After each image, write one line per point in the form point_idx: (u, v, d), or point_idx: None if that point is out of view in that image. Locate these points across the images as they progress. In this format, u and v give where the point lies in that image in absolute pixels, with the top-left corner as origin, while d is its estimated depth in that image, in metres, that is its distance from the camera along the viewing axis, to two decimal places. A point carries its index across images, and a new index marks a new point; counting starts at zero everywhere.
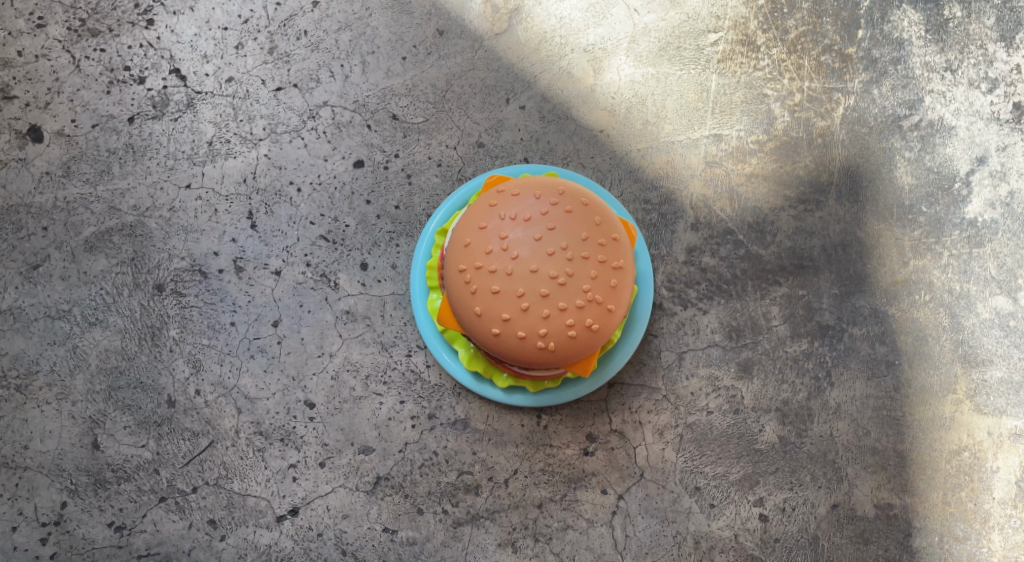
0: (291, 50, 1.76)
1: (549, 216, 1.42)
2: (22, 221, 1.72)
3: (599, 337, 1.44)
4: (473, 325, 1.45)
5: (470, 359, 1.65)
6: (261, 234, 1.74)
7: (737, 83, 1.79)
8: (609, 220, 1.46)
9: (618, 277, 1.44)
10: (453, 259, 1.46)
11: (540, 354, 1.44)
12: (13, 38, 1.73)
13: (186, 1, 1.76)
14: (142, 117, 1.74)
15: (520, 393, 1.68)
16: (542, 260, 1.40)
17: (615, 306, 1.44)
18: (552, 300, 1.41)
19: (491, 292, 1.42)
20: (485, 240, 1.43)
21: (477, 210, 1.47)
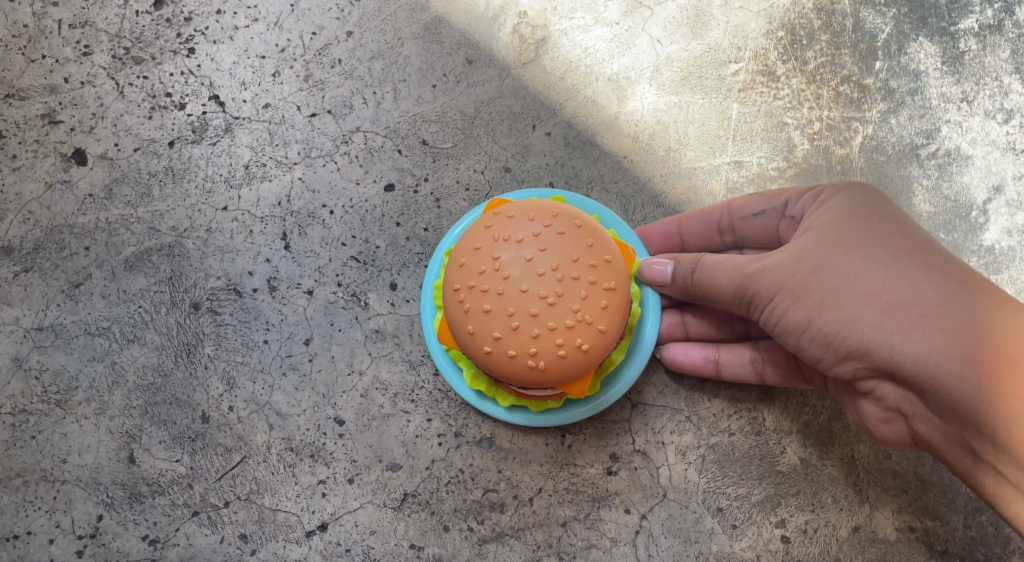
0: (325, 77, 1.82)
1: (541, 238, 1.47)
2: (65, 241, 1.77)
3: (590, 358, 1.47)
4: (467, 345, 1.49)
5: (473, 378, 1.69)
6: (295, 254, 1.79)
7: (757, 112, 1.81)
8: (602, 243, 1.50)
9: (609, 299, 1.47)
10: (449, 277, 1.50)
11: (531, 373, 1.46)
12: (60, 65, 1.80)
13: (225, 30, 1.82)
14: (182, 141, 1.80)
15: (520, 412, 1.70)
16: (532, 280, 1.45)
17: (607, 328, 1.47)
18: (542, 320, 1.44)
19: (483, 311, 1.46)
20: (479, 260, 1.48)
21: (474, 230, 1.51)
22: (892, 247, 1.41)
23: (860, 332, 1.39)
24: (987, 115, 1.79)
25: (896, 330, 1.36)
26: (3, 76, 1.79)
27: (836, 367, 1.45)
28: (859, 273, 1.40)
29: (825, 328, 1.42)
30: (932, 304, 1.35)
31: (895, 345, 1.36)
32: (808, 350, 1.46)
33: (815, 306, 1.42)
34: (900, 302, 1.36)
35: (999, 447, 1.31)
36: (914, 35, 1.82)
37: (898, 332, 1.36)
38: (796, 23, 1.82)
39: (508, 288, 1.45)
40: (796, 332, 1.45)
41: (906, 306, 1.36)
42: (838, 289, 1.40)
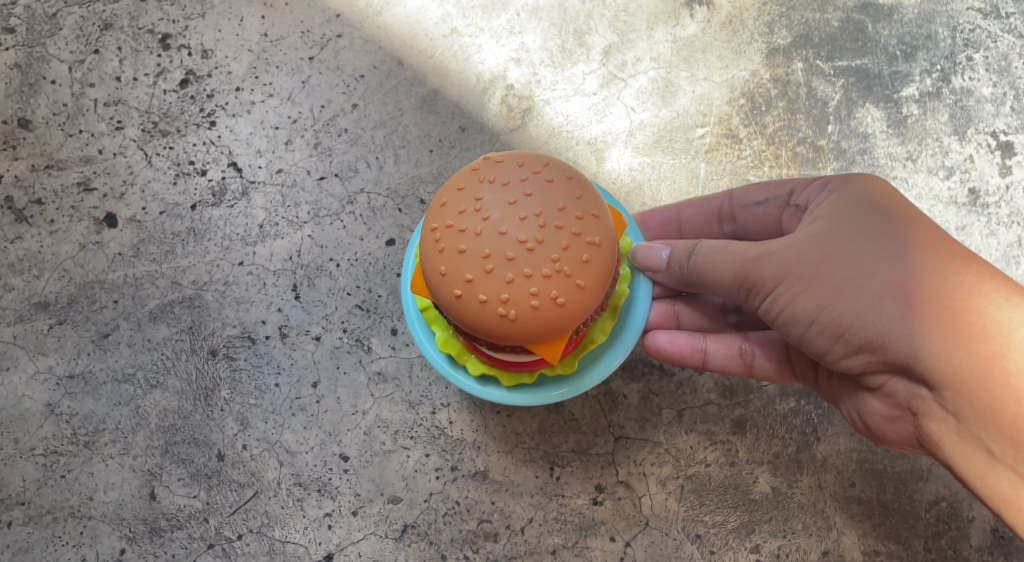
0: (332, 145, 2.00)
1: (527, 184, 1.52)
2: (95, 296, 1.94)
3: (564, 312, 1.49)
4: (438, 286, 1.52)
5: (445, 342, 1.73)
6: (304, 304, 1.96)
7: (723, 171, 1.99)
8: (590, 197, 1.54)
9: (590, 253, 1.50)
10: (429, 218, 1.55)
11: (502, 322, 1.49)
12: (95, 138, 1.98)
13: (244, 105, 2.01)
14: (203, 204, 1.97)
15: (495, 386, 1.73)
16: (512, 224, 1.49)
17: (584, 283, 1.49)
18: (518, 265, 1.48)
19: (458, 251, 1.50)
20: (461, 201, 1.53)
21: (462, 174, 1.57)
22: (910, 242, 1.50)
23: (878, 323, 1.47)
24: (931, 172, 1.97)
25: (915, 323, 1.45)
26: (44, 149, 1.97)
27: (844, 358, 1.54)
28: (879, 267, 1.49)
29: (840, 319, 1.50)
30: (951, 298, 1.44)
31: (910, 336, 1.45)
32: (820, 342, 1.54)
33: (831, 297, 1.51)
34: (918, 295, 1.46)
35: (1015, 442, 1.39)
36: (863, 104, 2.01)
37: (912, 324, 1.45)
38: (755, 92, 2.02)
39: (487, 231, 1.49)
40: (808, 322, 1.54)
41: (924, 299, 1.45)
42: (855, 281, 1.49)
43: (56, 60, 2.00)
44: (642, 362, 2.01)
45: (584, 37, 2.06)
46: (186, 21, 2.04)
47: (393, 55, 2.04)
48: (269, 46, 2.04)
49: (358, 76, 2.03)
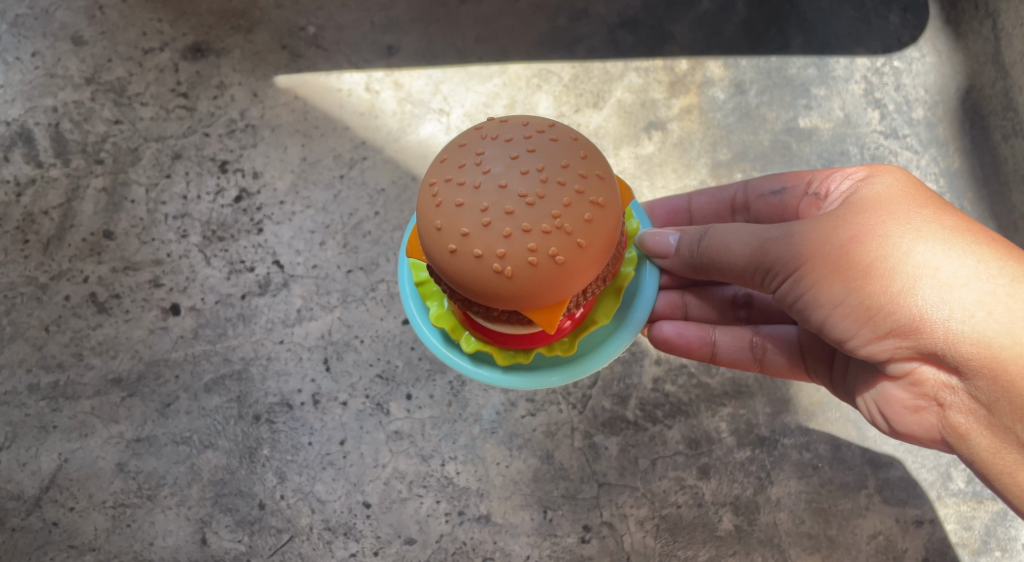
0: (359, 244, 2.41)
1: (529, 143, 1.73)
2: (161, 372, 2.34)
3: (559, 269, 1.67)
4: (434, 239, 1.71)
5: (438, 318, 2.04)
6: (333, 374, 2.34)
7: None
8: (593, 160, 1.74)
9: (591, 212, 1.69)
10: (429, 174, 1.76)
11: (497, 278, 1.67)
12: (164, 243, 2.41)
13: (287, 214, 2.43)
14: (251, 294, 2.38)
15: (487, 366, 2.04)
16: (512, 178, 1.68)
17: (583, 242, 1.68)
18: (515, 219, 1.66)
19: (456, 205, 1.69)
20: (465, 157, 1.73)
21: (468, 134, 1.78)
22: (945, 235, 1.76)
23: (915, 307, 1.72)
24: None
25: (952, 308, 1.71)
26: (123, 254, 2.39)
27: (874, 340, 1.78)
28: (919, 256, 1.74)
29: (879, 303, 1.75)
30: (984, 286, 1.70)
31: (948, 322, 1.71)
32: (854, 324, 1.78)
33: (870, 282, 1.75)
34: (953, 283, 1.71)
35: None
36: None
37: (949, 310, 1.71)
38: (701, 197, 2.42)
39: (485, 187, 1.68)
40: (842, 304, 1.78)
41: (959, 287, 1.71)
42: (895, 268, 1.74)
43: (136, 183, 2.44)
44: (620, 418, 2.37)
45: None
46: (241, 151, 2.46)
47: (409, 172, 2.46)
48: (306, 167, 2.46)
49: (380, 189, 2.44)
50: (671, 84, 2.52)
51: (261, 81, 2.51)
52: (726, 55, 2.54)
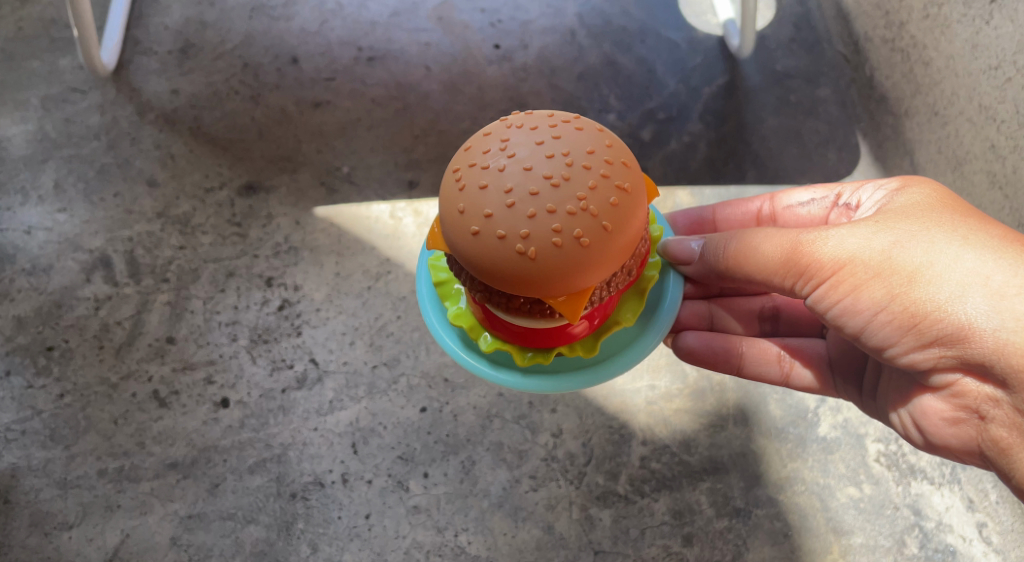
0: (383, 343, 2.86)
1: (553, 132, 2.00)
2: (211, 457, 2.71)
3: (581, 246, 1.92)
4: (461, 221, 1.96)
5: (457, 319, 2.38)
6: (360, 457, 2.74)
7: (661, 353, 2.98)
8: (615, 150, 2.02)
9: (614, 196, 1.95)
10: (456, 162, 2.03)
11: (523, 258, 1.91)
12: (217, 346, 2.85)
13: (322, 319, 2.88)
14: (291, 388, 2.80)
15: (509, 368, 2.38)
16: (538, 161, 1.94)
17: (608, 223, 1.93)
18: (540, 200, 1.91)
19: (481, 187, 1.95)
20: (491, 144, 2.00)
21: (496, 126, 2.05)
22: (989, 248, 1.99)
23: (959, 316, 1.96)
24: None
25: (993, 316, 1.93)
26: (182, 356, 2.83)
27: (918, 346, 2.03)
28: (964, 268, 1.97)
29: (925, 310, 1.99)
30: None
31: (990, 331, 1.93)
32: (897, 329, 2.04)
33: (914, 290, 2.00)
34: (996, 294, 1.94)
35: None
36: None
37: (990, 319, 1.93)
38: None
39: (510, 171, 1.94)
40: (886, 310, 2.04)
41: (1000, 297, 1.94)
42: (938, 279, 1.98)
43: (195, 296, 2.90)
44: (612, 492, 2.77)
45: None
46: (285, 268, 2.93)
47: None
48: (340, 280, 2.92)
49: (402, 296, 2.91)
50: None
51: (303, 212, 3.00)
52: (692, 185, 3.14)
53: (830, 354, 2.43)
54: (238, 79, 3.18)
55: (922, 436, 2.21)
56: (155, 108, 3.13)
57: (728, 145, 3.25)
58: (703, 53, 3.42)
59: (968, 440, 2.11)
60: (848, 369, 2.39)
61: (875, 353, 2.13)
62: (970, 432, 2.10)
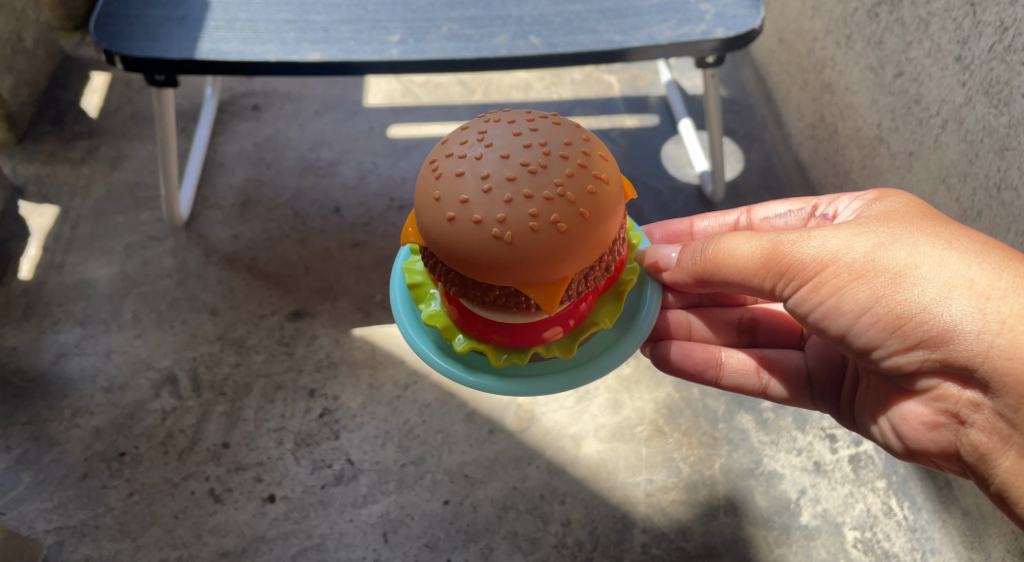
0: (411, 444, 3.29)
1: (529, 126, 2.27)
2: (259, 547, 3.07)
3: (552, 229, 2.17)
4: (437, 207, 2.22)
5: (431, 320, 2.65)
6: (390, 545, 3.09)
7: (657, 451, 3.36)
8: (589, 143, 2.29)
9: (590, 186, 2.22)
10: (434, 154, 2.31)
11: (498, 242, 2.17)
12: (265, 449, 3.26)
13: (357, 424, 3.32)
14: (329, 485, 3.19)
15: (482, 371, 2.62)
16: (513, 151, 2.21)
17: (581, 210, 2.20)
18: (517, 186, 2.17)
19: (455, 174, 2.21)
20: (470, 137, 2.28)
21: (473, 122, 2.34)
22: (967, 254, 2.28)
23: (944, 317, 2.24)
24: (788, 452, 3.37)
25: (973, 318, 2.22)
26: (235, 458, 3.25)
27: (903, 343, 2.30)
28: (947, 271, 2.26)
29: (911, 309, 2.26)
30: (1001, 299, 2.22)
31: (971, 332, 2.22)
32: (880, 325, 2.30)
33: (900, 291, 2.27)
34: (976, 298, 2.23)
35: None
36: (737, 413, 3.46)
37: (971, 321, 2.22)
38: (671, 404, 3.47)
39: (487, 159, 2.21)
40: (872, 307, 2.30)
41: (978, 301, 2.23)
42: (923, 280, 2.26)
43: (248, 406, 3.35)
44: None
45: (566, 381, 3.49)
46: (326, 382, 3.40)
47: (452, 395, 3.40)
48: (373, 390, 3.39)
49: (427, 403, 3.38)
50: None
51: (342, 332, 3.51)
52: None
53: (810, 370, 2.78)
54: (290, 226, 3.80)
55: (901, 442, 2.47)
56: (218, 250, 3.72)
57: None
58: (682, 196, 4.04)
59: (945, 445, 2.39)
60: (828, 385, 2.73)
61: (863, 354, 2.39)
62: (948, 436, 2.37)
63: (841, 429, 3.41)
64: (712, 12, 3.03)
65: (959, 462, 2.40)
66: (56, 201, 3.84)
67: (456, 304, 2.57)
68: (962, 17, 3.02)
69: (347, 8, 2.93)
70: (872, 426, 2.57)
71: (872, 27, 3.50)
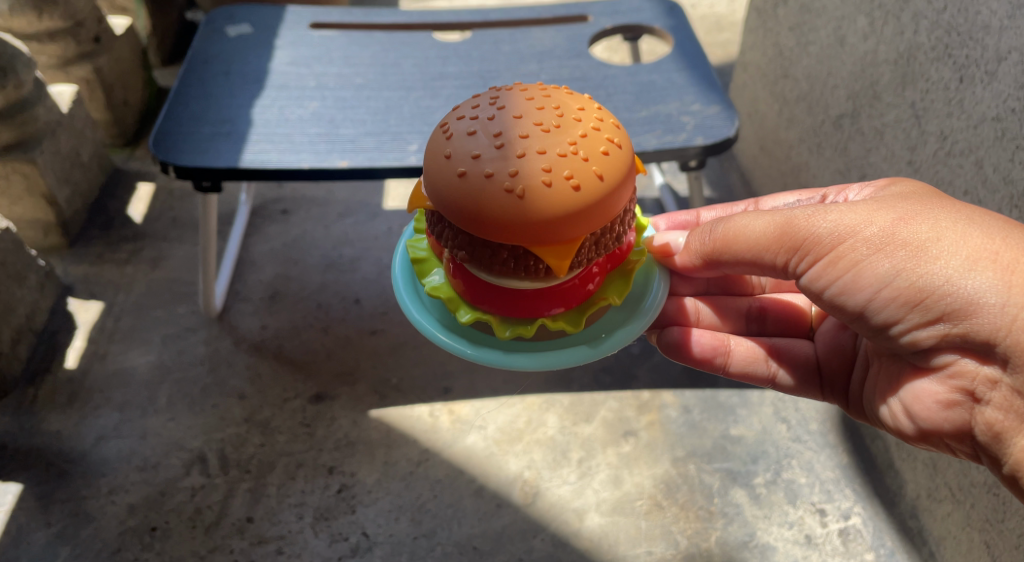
0: (423, 517, 3.51)
1: (542, 96, 2.44)
2: None
3: (562, 184, 2.28)
4: (449, 164, 2.34)
5: (436, 293, 2.69)
6: None
7: (655, 524, 3.55)
8: (600, 114, 2.45)
9: (603, 149, 2.36)
10: (448, 117, 2.46)
11: (509, 196, 2.27)
12: (286, 523, 3.48)
13: (373, 500, 3.55)
14: (345, 557, 3.40)
15: (487, 346, 2.66)
16: (526, 114, 2.37)
17: (593, 167, 2.32)
18: (529, 144, 2.31)
19: (467, 134, 2.35)
20: (483, 102, 2.43)
21: (487, 91, 2.50)
22: (989, 229, 2.39)
23: (968, 287, 2.34)
24: (780, 525, 3.56)
25: (995, 288, 2.32)
26: (258, 531, 3.46)
27: (924, 312, 2.40)
28: (969, 244, 2.37)
29: (933, 280, 2.37)
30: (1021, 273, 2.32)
31: (993, 303, 2.32)
32: (900, 294, 2.42)
33: (922, 262, 2.39)
34: (997, 270, 2.33)
35: None
36: (731, 488, 3.67)
37: (993, 292, 2.32)
38: (668, 479, 3.68)
39: (500, 120, 2.35)
40: (893, 278, 2.42)
41: (1000, 273, 2.33)
42: (945, 252, 2.37)
43: (271, 484, 3.59)
44: None
45: (569, 459, 3.72)
46: (345, 460, 3.66)
47: (461, 472, 3.64)
48: (388, 467, 3.64)
49: (438, 479, 3.62)
50: (638, 406, 3.91)
51: (360, 414, 3.80)
52: (675, 389, 3.96)
53: (820, 359, 2.96)
54: (314, 317, 4.15)
55: (914, 423, 2.57)
56: (248, 339, 4.05)
57: None
58: None
59: (959, 424, 2.48)
60: (840, 372, 2.90)
61: (884, 326, 2.51)
62: (963, 414, 2.46)
63: (830, 503, 3.62)
64: (692, 123, 3.46)
65: (971, 443, 2.50)
66: (101, 298, 4.21)
67: (463, 275, 2.63)
68: (910, 128, 3.39)
69: (371, 123, 3.37)
70: (884, 409, 2.68)
71: (838, 136, 3.92)
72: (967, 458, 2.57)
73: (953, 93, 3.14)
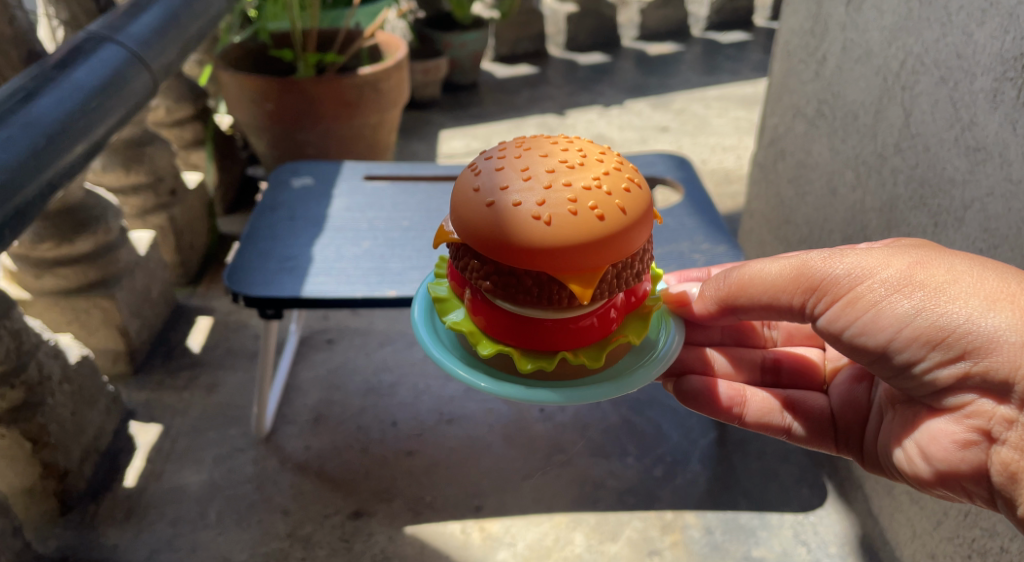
0: None
1: (565, 143, 2.80)
2: None
3: (586, 212, 2.57)
4: (479, 194, 2.64)
5: (457, 327, 2.90)
6: None
7: None
8: (620, 161, 2.81)
9: (624, 187, 2.67)
10: (477, 158, 2.80)
11: (537, 222, 2.55)
12: None
13: None
14: None
15: (505, 380, 2.81)
16: (552, 156, 2.71)
17: (615, 200, 2.62)
18: (556, 178, 2.62)
19: (496, 169, 2.68)
20: (512, 146, 2.79)
21: (514, 139, 2.86)
22: (1004, 275, 2.61)
23: (987, 326, 2.54)
24: None
25: (1014, 328, 2.51)
26: None
27: (944, 348, 2.60)
28: (986, 287, 2.59)
29: (953, 318, 2.58)
30: None
31: (1011, 340, 2.51)
32: (919, 330, 2.63)
33: (941, 301, 2.60)
34: (1014, 310, 2.54)
35: None
36: None
37: (1012, 331, 2.51)
38: None
39: (527, 159, 2.70)
40: (912, 316, 2.64)
41: (1018, 315, 2.53)
42: (962, 293, 2.59)
43: None
44: None
45: None
46: None
47: None
48: None
49: None
50: (662, 526, 4.08)
51: (396, 530, 4.02)
52: (697, 509, 4.14)
53: (835, 413, 3.21)
54: (355, 440, 4.45)
55: (930, 465, 2.74)
56: (293, 458, 4.34)
57: (721, 481, 4.30)
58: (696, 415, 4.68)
59: (975, 464, 2.64)
60: (855, 420, 3.14)
61: (906, 364, 2.71)
62: (979, 454, 2.62)
63: None
64: (702, 259, 3.88)
65: (986, 486, 2.65)
66: (161, 421, 4.56)
67: (485, 311, 2.84)
68: None
69: (418, 259, 3.82)
70: (899, 453, 2.86)
71: None
72: (983, 503, 2.72)
73: (930, 236, 3.55)
